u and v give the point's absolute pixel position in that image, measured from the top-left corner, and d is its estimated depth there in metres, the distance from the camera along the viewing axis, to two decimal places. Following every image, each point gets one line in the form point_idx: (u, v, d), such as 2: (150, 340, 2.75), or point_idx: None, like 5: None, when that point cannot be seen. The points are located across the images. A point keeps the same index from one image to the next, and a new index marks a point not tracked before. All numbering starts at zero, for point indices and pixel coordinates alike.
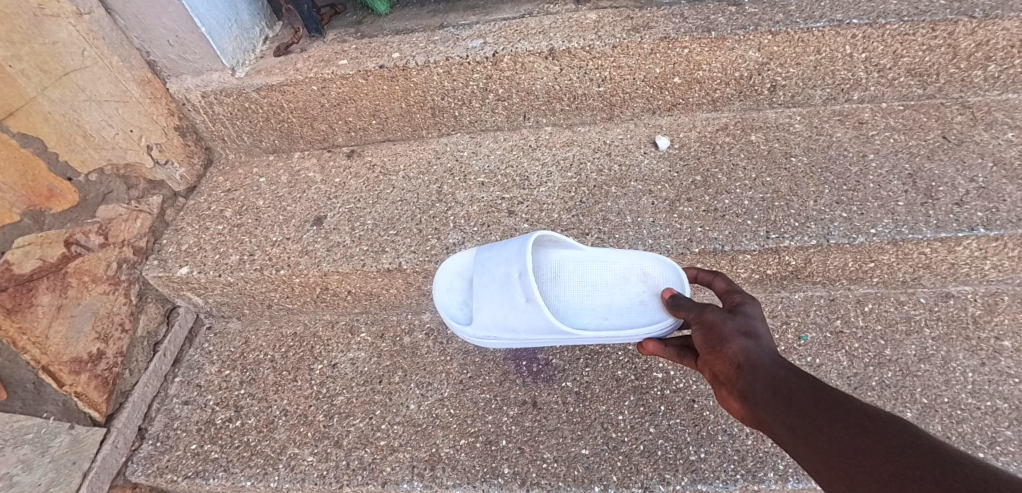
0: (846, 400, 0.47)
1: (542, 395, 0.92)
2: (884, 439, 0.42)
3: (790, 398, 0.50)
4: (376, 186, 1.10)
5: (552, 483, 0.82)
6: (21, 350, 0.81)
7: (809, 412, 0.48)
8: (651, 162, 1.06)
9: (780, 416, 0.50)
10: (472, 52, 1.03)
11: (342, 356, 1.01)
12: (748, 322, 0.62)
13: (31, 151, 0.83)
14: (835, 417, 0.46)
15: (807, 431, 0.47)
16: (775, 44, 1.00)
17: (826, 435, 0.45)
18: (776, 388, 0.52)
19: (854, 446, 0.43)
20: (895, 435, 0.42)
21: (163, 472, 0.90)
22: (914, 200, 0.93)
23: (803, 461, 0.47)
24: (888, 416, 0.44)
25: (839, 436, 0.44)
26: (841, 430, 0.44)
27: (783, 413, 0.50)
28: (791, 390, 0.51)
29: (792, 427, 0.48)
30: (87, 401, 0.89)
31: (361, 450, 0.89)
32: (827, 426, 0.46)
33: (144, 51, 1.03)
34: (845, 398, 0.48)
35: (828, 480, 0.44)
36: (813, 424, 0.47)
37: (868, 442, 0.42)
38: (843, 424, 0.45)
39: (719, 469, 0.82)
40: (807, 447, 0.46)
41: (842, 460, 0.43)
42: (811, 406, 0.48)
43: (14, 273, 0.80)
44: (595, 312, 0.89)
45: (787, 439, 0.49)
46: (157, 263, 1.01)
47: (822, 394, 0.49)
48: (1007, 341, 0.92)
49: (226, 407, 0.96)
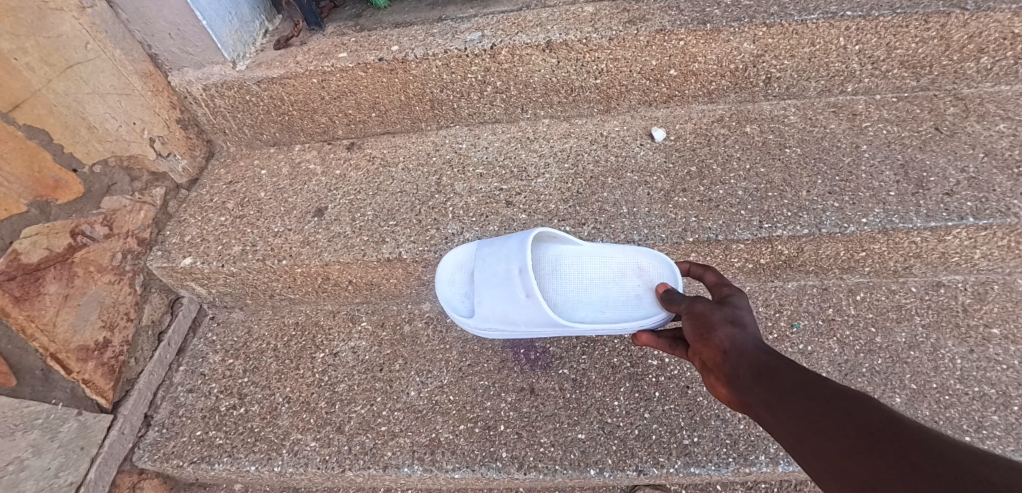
0: (825, 383, 0.49)
1: (539, 382, 0.94)
2: (863, 421, 0.44)
3: (771, 381, 0.52)
4: (376, 178, 1.11)
5: (549, 467, 0.85)
6: (30, 338, 0.83)
7: (790, 395, 0.50)
8: (647, 153, 1.07)
9: (763, 398, 0.52)
10: (471, 44, 1.05)
11: (344, 345, 1.03)
12: (736, 311, 0.65)
13: (37, 142, 0.84)
14: (815, 399, 0.48)
15: (788, 412, 0.49)
16: (770, 37, 1.02)
17: (806, 416, 0.47)
18: (759, 372, 0.54)
19: (833, 427, 0.45)
20: (873, 418, 0.44)
21: (170, 458, 0.92)
22: (906, 191, 0.95)
23: (781, 440, 0.50)
24: (866, 399, 0.46)
25: (818, 417, 0.46)
26: (821, 411, 0.47)
27: (765, 397, 0.52)
28: (773, 374, 0.53)
29: (774, 410, 0.50)
30: (94, 388, 0.91)
31: (362, 435, 0.91)
32: (807, 408, 0.48)
33: (146, 44, 1.04)
34: (824, 382, 0.50)
35: (806, 459, 0.46)
36: (793, 406, 0.49)
37: (848, 424, 0.44)
38: (823, 406, 0.47)
39: (711, 453, 0.85)
40: (787, 427, 0.48)
41: (821, 440, 0.45)
42: (792, 389, 0.50)
43: (22, 263, 0.81)
44: (592, 305, 0.92)
45: (768, 421, 0.51)
46: (161, 254, 1.03)
47: (802, 378, 0.51)
48: (996, 328, 0.94)
49: (230, 395, 0.98)
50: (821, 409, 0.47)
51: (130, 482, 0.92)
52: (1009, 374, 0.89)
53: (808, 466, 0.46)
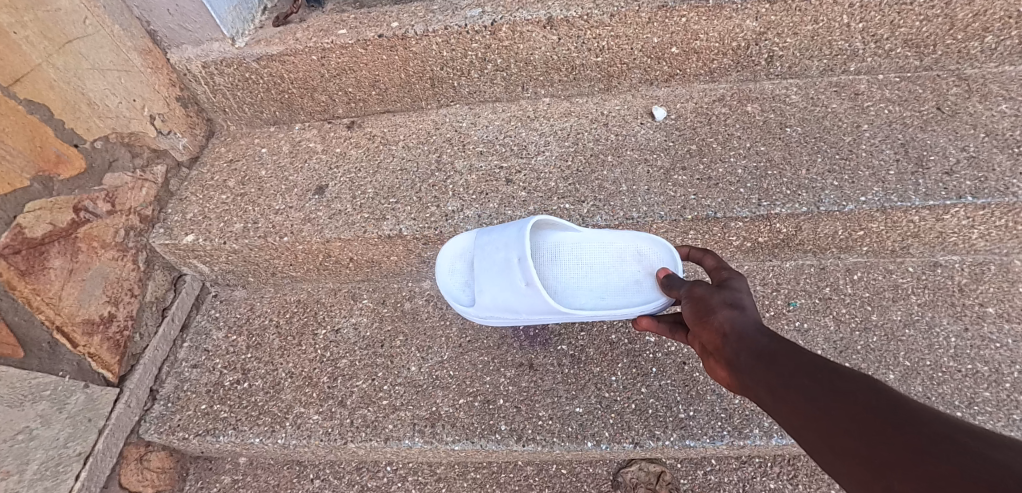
0: (824, 362, 0.50)
1: (538, 357, 0.95)
2: (863, 400, 0.44)
3: (771, 362, 0.53)
4: (376, 156, 1.11)
5: (547, 439, 0.87)
6: (36, 310, 0.84)
7: (790, 376, 0.50)
8: (648, 132, 1.07)
9: (763, 380, 0.53)
10: (471, 20, 1.04)
11: (345, 321, 1.04)
12: (735, 294, 0.65)
13: (37, 117, 0.85)
14: (814, 380, 0.48)
15: (788, 395, 0.49)
16: (773, 14, 1.00)
17: (806, 397, 0.48)
18: (759, 354, 0.55)
19: (834, 408, 0.45)
20: (874, 397, 0.44)
21: (176, 430, 0.94)
22: (905, 169, 0.95)
23: (782, 421, 0.50)
24: (865, 378, 0.47)
25: (819, 398, 0.47)
26: (822, 391, 0.47)
27: (765, 378, 0.52)
28: (772, 355, 0.54)
29: (774, 392, 0.51)
30: (100, 362, 0.92)
31: (364, 409, 0.93)
32: (807, 389, 0.48)
33: (145, 21, 1.04)
34: (822, 361, 0.50)
35: (808, 440, 0.47)
36: (793, 387, 0.49)
37: (849, 404, 0.45)
38: (823, 387, 0.47)
39: (706, 426, 0.86)
40: (788, 408, 0.49)
41: (822, 420, 0.45)
42: (792, 371, 0.51)
43: (26, 236, 0.82)
44: (591, 292, 0.94)
45: (769, 402, 0.51)
46: (164, 231, 1.03)
47: (801, 359, 0.52)
48: (991, 307, 0.94)
49: (234, 370, 0.99)
50: (821, 390, 0.47)
51: (137, 454, 0.95)
52: (1002, 352, 0.90)
53: (810, 447, 0.47)
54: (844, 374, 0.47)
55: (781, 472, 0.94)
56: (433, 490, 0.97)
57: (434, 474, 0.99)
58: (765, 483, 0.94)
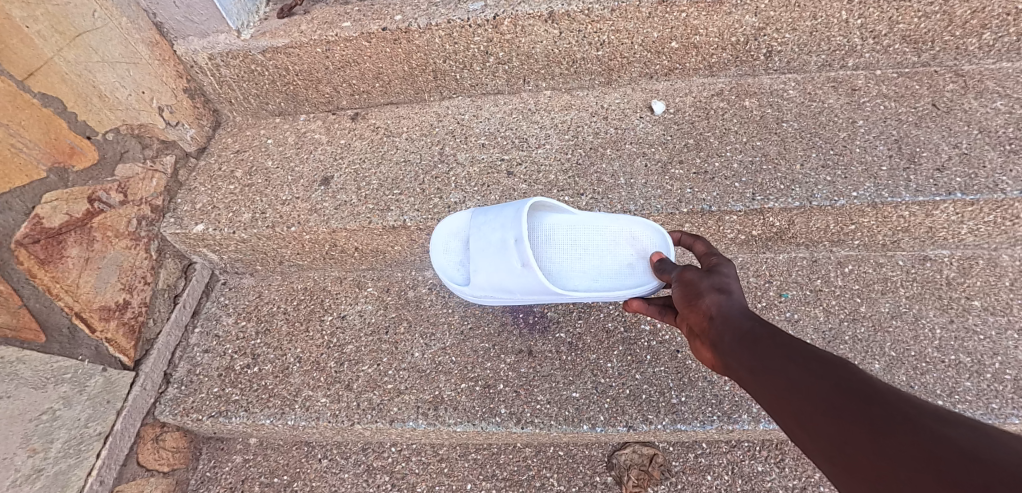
0: (801, 345, 0.53)
1: (537, 344, 0.99)
2: (836, 380, 0.47)
3: (752, 345, 0.56)
4: (380, 147, 1.14)
5: (545, 422, 0.91)
6: (55, 297, 0.87)
7: (769, 358, 0.53)
8: (647, 125, 1.09)
9: (745, 361, 0.56)
10: (473, 14, 1.05)
11: (351, 308, 1.08)
12: (722, 279, 0.68)
13: (52, 110, 0.87)
14: (794, 362, 0.51)
15: (767, 375, 0.52)
16: (771, 9, 1.02)
17: (784, 378, 0.51)
18: (743, 337, 0.58)
19: (808, 386, 0.48)
20: (845, 378, 0.47)
21: (190, 412, 0.99)
22: (898, 165, 0.97)
23: (759, 399, 0.53)
24: (839, 361, 0.50)
25: (795, 378, 0.50)
26: (799, 372, 0.50)
27: (747, 360, 0.55)
28: (755, 339, 0.56)
29: (755, 372, 0.54)
30: (117, 347, 0.96)
31: (370, 392, 0.97)
32: (785, 371, 0.51)
33: (152, 13, 1.05)
34: (801, 345, 0.53)
35: (784, 418, 0.50)
36: (772, 368, 0.52)
37: (822, 383, 0.48)
38: (801, 368, 0.50)
39: (698, 411, 0.90)
40: (766, 388, 0.52)
41: (798, 400, 0.48)
42: (771, 351, 0.54)
43: (44, 226, 0.86)
44: (585, 274, 0.97)
45: (749, 382, 0.55)
46: (174, 221, 1.06)
47: (782, 341, 0.55)
48: (977, 300, 0.97)
49: (244, 355, 1.03)
50: (798, 370, 0.50)
51: (153, 434, 0.99)
52: (985, 343, 0.93)
53: (784, 423, 0.50)
54: (820, 357, 0.50)
55: (769, 455, 0.99)
56: (436, 469, 1.02)
57: (437, 455, 1.04)
58: (753, 466, 0.98)
